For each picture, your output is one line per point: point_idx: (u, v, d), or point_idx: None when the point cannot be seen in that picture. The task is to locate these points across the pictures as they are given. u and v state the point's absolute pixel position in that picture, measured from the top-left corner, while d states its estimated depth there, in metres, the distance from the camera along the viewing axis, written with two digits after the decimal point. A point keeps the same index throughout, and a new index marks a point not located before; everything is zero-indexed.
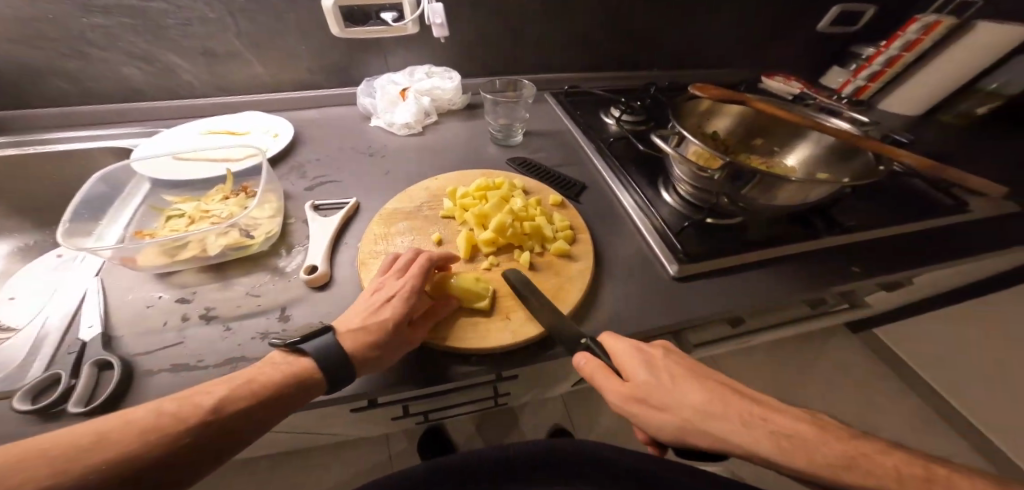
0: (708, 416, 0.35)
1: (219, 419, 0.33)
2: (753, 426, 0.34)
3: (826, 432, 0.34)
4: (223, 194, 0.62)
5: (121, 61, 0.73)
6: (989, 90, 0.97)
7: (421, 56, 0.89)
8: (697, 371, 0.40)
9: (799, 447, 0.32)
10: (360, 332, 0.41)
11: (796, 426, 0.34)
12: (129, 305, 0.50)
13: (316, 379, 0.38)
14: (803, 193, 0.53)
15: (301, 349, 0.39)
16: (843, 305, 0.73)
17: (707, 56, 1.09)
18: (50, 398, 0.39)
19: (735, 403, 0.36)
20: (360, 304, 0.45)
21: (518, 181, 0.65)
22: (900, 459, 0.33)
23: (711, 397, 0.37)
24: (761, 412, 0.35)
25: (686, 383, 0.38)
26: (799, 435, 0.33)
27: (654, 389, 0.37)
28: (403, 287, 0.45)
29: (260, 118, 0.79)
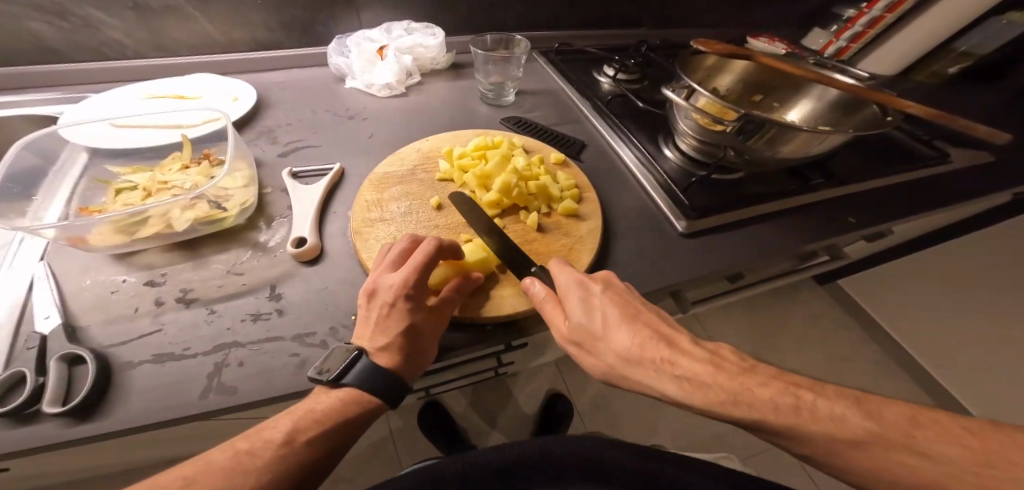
0: (627, 363, 0.36)
1: (297, 451, 0.32)
2: (659, 371, 0.35)
3: (719, 373, 0.34)
4: (182, 163, 0.54)
5: (25, 15, 0.60)
6: (962, 51, 1.06)
7: (397, 9, 0.80)
8: (629, 308, 0.40)
9: (699, 391, 0.33)
10: (387, 346, 0.38)
11: (697, 369, 0.35)
12: (89, 293, 0.44)
13: (374, 402, 0.37)
14: (812, 144, 0.53)
15: (343, 382, 0.36)
16: (824, 257, 0.76)
17: (693, 13, 1.07)
18: (16, 401, 0.34)
19: (647, 347, 0.37)
20: (364, 316, 0.40)
21: (517, 139, 0.62)
22: (776, 392, 0.33)
23: (633, 341, 0.37)
24: (670, 357, 0.36)
25: (611, 324, 0.38)
26: (697, 380, 0.34)
27: (583, 332, 0.38)
28: (401, 283, 0.40)
29: (213, 80, 0.70)
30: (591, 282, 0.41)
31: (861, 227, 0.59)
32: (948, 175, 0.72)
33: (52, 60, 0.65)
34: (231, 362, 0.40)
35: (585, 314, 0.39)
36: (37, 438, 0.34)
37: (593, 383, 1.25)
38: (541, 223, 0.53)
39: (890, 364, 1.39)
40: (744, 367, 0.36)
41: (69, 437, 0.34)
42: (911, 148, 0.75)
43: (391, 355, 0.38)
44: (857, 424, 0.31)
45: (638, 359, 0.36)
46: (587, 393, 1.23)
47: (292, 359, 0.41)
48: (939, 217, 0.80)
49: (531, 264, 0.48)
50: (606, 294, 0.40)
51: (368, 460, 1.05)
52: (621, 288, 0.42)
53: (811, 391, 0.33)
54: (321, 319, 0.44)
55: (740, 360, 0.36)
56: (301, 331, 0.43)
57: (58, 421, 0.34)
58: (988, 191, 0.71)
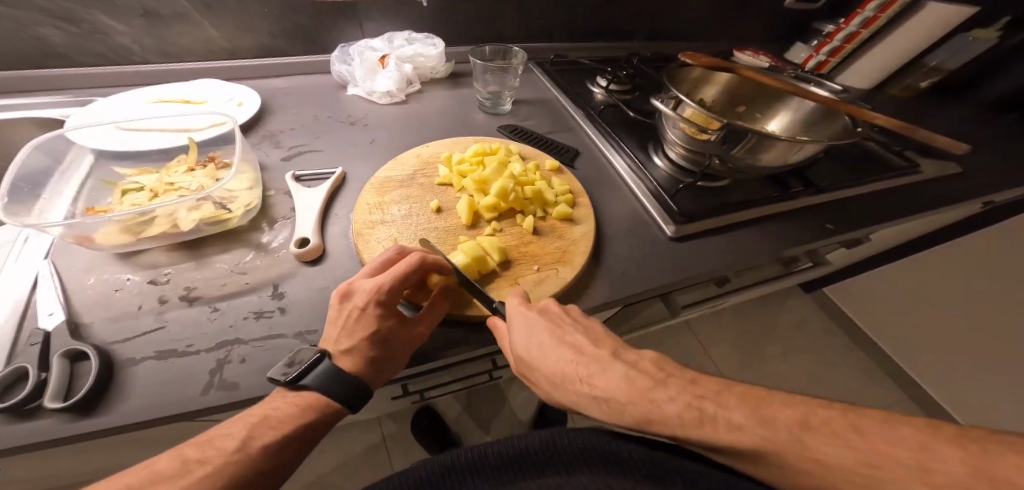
0: (555, 385, 0.40)
1: (251, 454, 0.33)
2: (579, 392, 0.38)
3: (628, 387, 0.37)
4: (188, 165, 0.55)
5: (37, 20, 0.62)
6: (932, 66, 1.12)
7: (400, 20, 0.83)
8: (561, 333, 0.41)
9: (614, 409, 0.36)
10: (350, 350, 0.40)
11: (610, 387, 0.37)
12: (94, 291, 0.45)
13: (331, 405, 0.38)
14: (789, 154, 0.57)
15: (302, 384, 0.37)
16: (808, 263, 0.79)
17: (683, 28, 1.11)
18: (19, 396, 0.35)
19: (570, 370, 0.39)
20: (333, 316, 0.41)
21: (514, 146, 0.65)
22: (682, 406, 0.34)
23: (560, 364, 0.40)
24: (587, 376, 0.39)
25: (541, 351, 0.40)
26: (609, 399, 0.37)
27: (519, 358, 0.42)
28: (375, 288, 0.41)
29: (218, 85, 0.72)
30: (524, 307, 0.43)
31: (841, 233, 0.62)
32: (921, 184, 0.75)
33: (60, 64, 0.67)
34: (232, 359, 0.41)
35: (517, 342, 0.41)
36: (40, 432, 0.34)
37: None
38: (536, 227, 0.55)
39: (875, 370, 1.43)
40: (658, 379, 0.37)
41: (72, 432, 0.35)
42: (886, 157, 0.79)
43: (353, 359, 0.40)
44: (754, 431, 0.31)
45: (563, 382, 0.39)
46: None
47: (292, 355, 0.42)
48: (916, 224, 0.83)
49: (526, 266, 0.50)
50: (539, 318, 0.42)
51: (363, 466, 1.04)
52: (555, 309, 0.44)
53: (712, 403, 0.34)
54: (322, 317, 0.46)
55: (656, 370, 0.38)
56: (302, 329, 0.44)
57: (61, 416, 0.35)
58: (958, 199, 0.75)
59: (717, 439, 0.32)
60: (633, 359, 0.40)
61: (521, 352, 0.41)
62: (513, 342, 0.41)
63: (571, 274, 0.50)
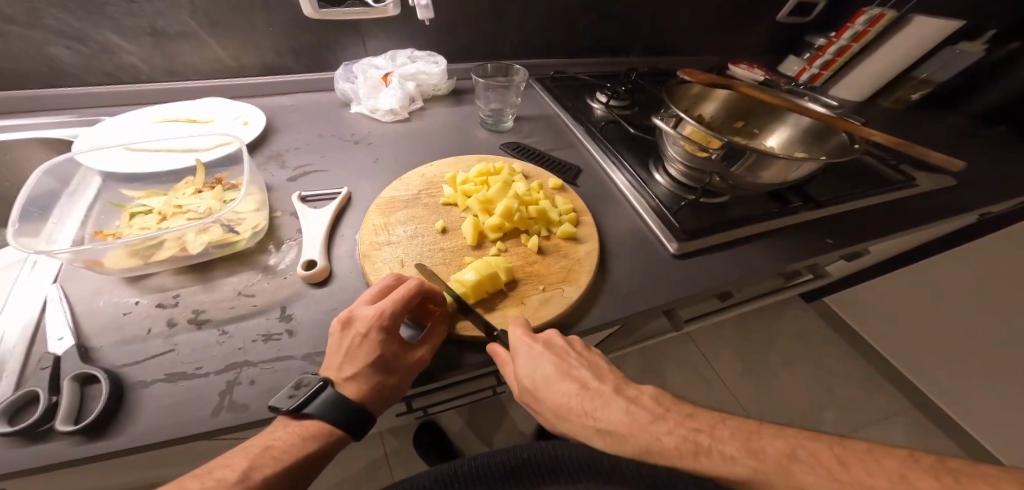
0: (558, 415, 0.41)
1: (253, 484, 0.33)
2: (585, 426, 0.39)
3: (627, 419, 0.38)
4: (195, 187, 0.56)
5: (46, 41, 0.63)
6: (922, 78, 1.14)
7: (401, 39, 0.84)
8: (567, 367, 0.41)
9: (615, 441, 0.37)
10: (354, 377, 0.40)
11: (615, 421, 0.38)
12: (104, 314, 0.45)
13: (335, 432, 0.38)
14: (789, 171, 0.58)
15: (305, 412, 0.37)
16: (807, 275, 0.80)
17: (679, 43, 1.13)
18: (29, 420, 0.35)
19: (575, 403, 0.40)
20: (334, 345, 0.41)
21: (517, 165, 0.66)
22: (677, 438, 0.35)
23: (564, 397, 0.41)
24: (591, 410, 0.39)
25: (545, 386, 0.41)
26: (614, 435, 0.37)
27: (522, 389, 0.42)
28: (377, 315, 0.42)
29: (224, 104, 0.72)
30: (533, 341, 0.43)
31: (840, 247, 0.63)
32: (917, 197, 0.77)
33: (68, 83, 0.68)
34: (241, 380, 0.41)
35: (525, 375, 0.41)
36: (50, 456, 0.35)
37: None
38: (541, 247, 0.55)
39: (876, 377, 1.44)
40: (654, 408, 0.38)
41: (82, 454, 0.35)
42: (882, 172, 0.80)
43: (358, 386, 0.40)
44: (747, 464, 0.32)
45: (566, 413, 0.40)
46: None
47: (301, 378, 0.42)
48: (912, 237, 0.85)
49: (532, 286, 0.51)
50: (545, 352, 0.42)
51: (366, 481, 1.04)
52: (561, 343, 0.44)
53: (707, 436, 0.35)
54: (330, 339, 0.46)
55: (655, 404, 0.39)
56: (312, 350, 0.45)
57: (72, 437, 0.36)
58: (954, 212, 0.76)
59: (706, 469, 0.33)
60: (634, 394, 0.41)
61: (527, 383, 0.42)
62: (522, 374, 0.42)
63: (577, 293, 0.50)
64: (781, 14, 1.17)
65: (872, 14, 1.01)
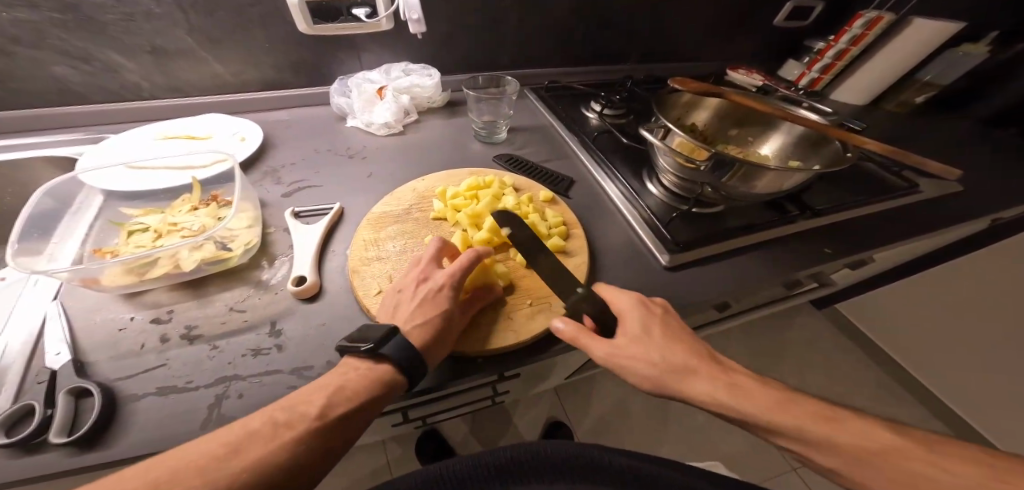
0: (685, 374, 0.42)
1: (251, 460, 0.32)
2: (721, 383, 0.42)
3: (776, 390, 0.42)
4: (191, 204, 0.57)
5: (52, 60, 0.65)
6: (927, 80, 1.12)
7: (396, 53, 0.86)
8: (686, 334, 0.46)
9: (759, 401, 0.41)
10: (422, 325, 0.44)
11: (757, 385, 0.42)
12: (100, 330, 0.46)
13: (396, 380, 0.41)
14: (781, 181, 0.57)
15: (380, 354, 0.40)
16: (811, 283, 0.79)
17: (677, 50, 1.13)
18: (25, 432, 0.36)
19: (704, 365, 0.43)
20: (409, 297, 0.47)
21: (507, 178, 0.66)
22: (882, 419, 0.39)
23: (690, 357, 0.44)
24: (729, 372, 0.43)
25: (671, 344, 0.44)
26: (757, 392, 0.41)
27: (635, 345, 0.44)
28: (443, 277, 0.48)
29: (223, 121, 0.74)
30: (650, 304, 0.48)
31: (840, 257, 0.62)
32: (923, 204, 0.75)
33: (73, 102, 0.70)
34: (230, 394, 0.42)
35: (650, 336, 0.44)
36: (43, 466, 0.35)
37: (592, 408, 1.29)
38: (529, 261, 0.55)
39: (890, 385, 1.40)
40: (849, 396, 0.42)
41: (74, 466, 0.36)
42: (884, 178, 0.79)
43: (424, 335, 0.43)
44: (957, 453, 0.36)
45: (695, 370, 0.43)
46: (588, 418, 1.26)
47: (288, 391, 0.43)
48: (918, 245, 0.83)
49: (519, 301, 0.51)
50: (668, 319, 0.47)
51: None
52: (671, 313, 0.48)
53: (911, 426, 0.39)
54: (317, 353, 0.46)
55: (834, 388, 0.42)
56: (299, 365, 0.45)
57: (63, 448, 0.36)
58: (960, 218, 0.74)
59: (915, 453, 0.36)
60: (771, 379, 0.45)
61: (634, 343, 0.44)
62: (649, 335, 0.44)
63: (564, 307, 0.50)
64: (779, 18, 1.16)
65: (869, 17, 1.00)
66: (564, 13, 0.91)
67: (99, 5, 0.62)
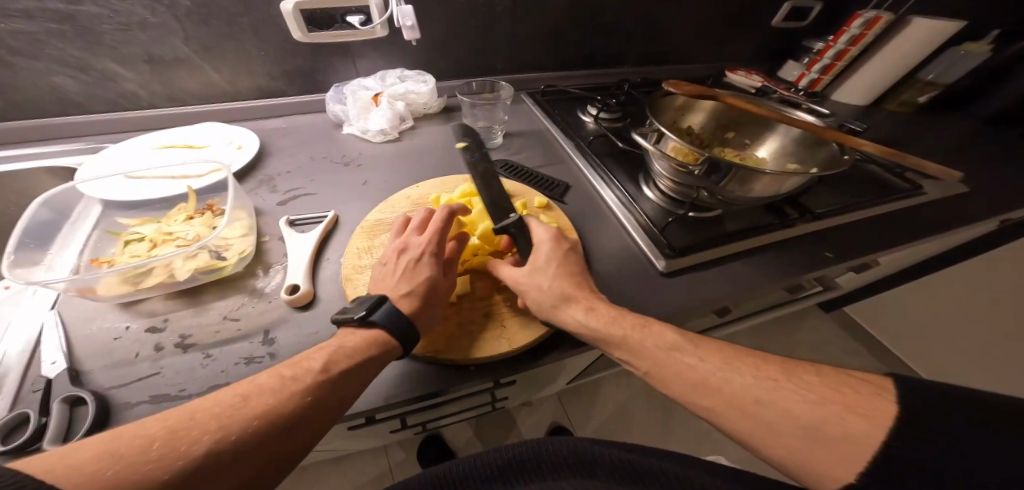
0: (562, 302, 0.46)
1: (250, 418, 0.32)
2: (591, 310, 0.45)
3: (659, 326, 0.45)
4: (186, 213, 0.57)
5: (52, 70, 0.66)
6: (928, 80, 1.11)
7: (391, 60, 0.86)
8: (578, 273, 0.50)
9: (621, 325, 0.44)
10: (409, 293, 0.46)
11: (630, 317, 0.45)
12: (95, 338, 0.46)
13: (391, 344, 0.42)
14: (778, 184, 0.57)
15: (370, 320, 0.42)
16: (814, 286, 0.78)
17: (674, 52, 1.13)
18: (20, 439, 0.36)
19: (586, 295, 0.47)
20: (390, 268, 0.49)
21: (502, 184, 0.66)
22: None
23: (573, 289, 0.47)
24: (607, 303, 0.47)
25: (559, 277, 0.48)
26: (618, 320, 0.45)
27: (526, 276, 0.49)
28: (420, 242, 0.50)
29: (221, 130, 0.74)
30: (557, 245, 0.52)
31: (841, 260, 0.61)
32: (926, 206, 0.74)
33: (74, 112, 0.71)
34: None
35: (540, 270, 0.49)
36: None
37: (595, 413, 1.28)
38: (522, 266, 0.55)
39: None
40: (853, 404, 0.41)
41: None
42: (886, 180, 0.78)
43: (412, 300, 0.45)
44: None
45: (576, 298, 0.46)
46: (591, 423, 1.25)
47: None
48: (923, 248, 0.81)
49: (512, 308, 0.50)
50: (568, 260, 0.51)
51: None
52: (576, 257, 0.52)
53: None
54: None
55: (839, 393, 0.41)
56: None
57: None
58: (965, 219, 0.73)
59: None
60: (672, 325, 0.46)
61: (527, 274, 0.49)
62: (540, 269, 0.49)
63: None
64: (776, 19, 1.15)
65: (867, 16, 0.99)
66: (559, 17, 0.91)
67: (97, 15, 0.63)
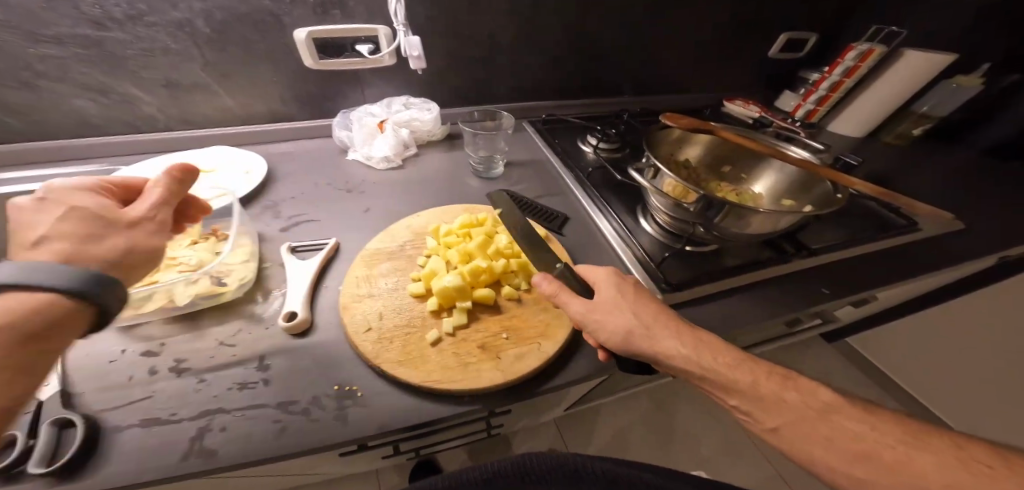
0: (649, 328, 0.43)
1: None
2: (676, 335, 0.43)
3: (748, 359, 0.42)
4: (190, 238, 0.58)
5: (74, 93, 0.68)
6: (923, 112, 1.13)
7: (398, 87, 0.89)
8: (654, 299, 0.48)
9: (706, 350, 0.42)
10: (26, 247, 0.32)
11: (709, 338, 0.43)
12: (90, 362, 0.46)
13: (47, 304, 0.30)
14: (773, 222, 0.57)
15: None
16: (814, 319, 0.77)
17: (672, 84, 1.16)
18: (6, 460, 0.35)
19: (668, 320, 0.45)
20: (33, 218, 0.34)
21: (502, 215, 0.67)
22: None
23: (655, 313, 0.45)
24: (686, 326, 0.44)
25: (636, 304, 0.46)
26: (705, 346, 0.42)
27: (608, 305, 0.46)
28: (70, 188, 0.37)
29: (230, 154, 0.77)
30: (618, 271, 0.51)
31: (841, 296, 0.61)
32: (924, 240, 0.74)
33: (91, 134, 0.74)
34: (213, 427, 0.41)
35: (613, 295, 0.47)
36: None
37: (593, 441, 1.25)
38: (517, 298, 0.55)
39: None
40: None
41: None
42: (883, 216, 0.79)
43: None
44: None
45: (660, 327, 0.44)
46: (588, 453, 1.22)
47: (272, 426, 0.42)
48: (922, 283, 0.81)
49: (506, 340, 0.50)
50: (638, 288, 0.49)
51: None
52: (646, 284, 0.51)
53: None
54: (306, 387, 0.45)
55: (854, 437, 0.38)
56: (284, 399, 0.44)
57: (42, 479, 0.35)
58: (962, 254, 0.74)
59: None
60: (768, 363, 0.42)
61: (604, 301, 0.46)
62: (614, 294, 0.47)
63: (552, 348, 0.49)
64: (773, 51, 1.19)
65: (861, 49, 1.02)
66: (560, 50, 0.95)
67: (123, 41, 0.65)
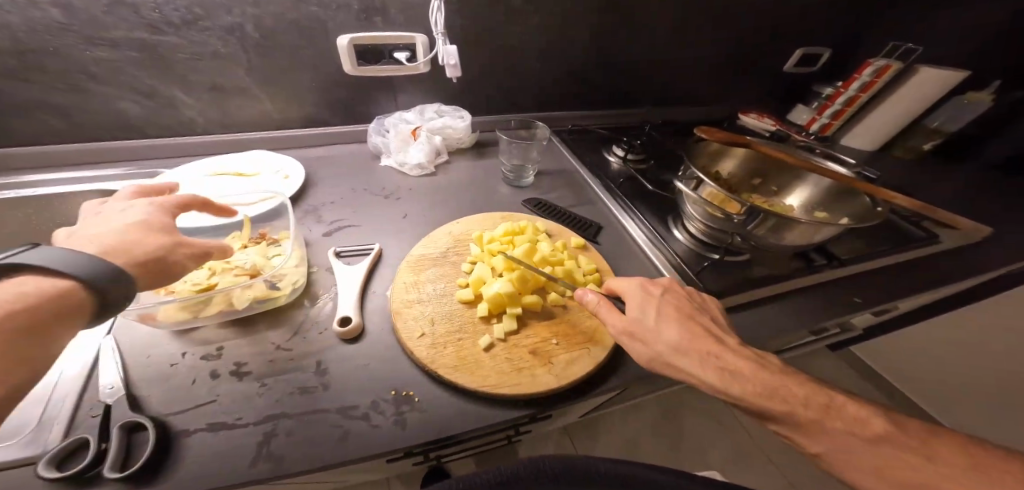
0: (677, 354, 0.45)
1: None
2: (706, 362, 0.43)
3: (779, 375, 0.43)
4: (241, 242, 0.60)
5: (121, 95, 0.70)
6: (934, 127, 1.17)
7: (429, 95, 0.91)
8: (686, 319, 0.48)
9: (736, 378, 0.42)
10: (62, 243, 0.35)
11: (739, 363, 0.43)
12: (151, 366, 0.47)
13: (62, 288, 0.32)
14: (811, 234, 0.60)
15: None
16: (835, 329, 0.79)
17: (690, 95, 1.19)
18: (82, 463, 0.36)
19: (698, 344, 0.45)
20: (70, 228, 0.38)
21: (540, 223, 0.69)
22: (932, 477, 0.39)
23: (685, 337, 0.46)
24: (716, 351, 0.44)
25: (665, 328, 0.47)
26: (735, 373, 0.42)
27: (639, 326, 0.47)
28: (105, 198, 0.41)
29: (269, 159, 0.78)
30: (652, 287, 0.52)
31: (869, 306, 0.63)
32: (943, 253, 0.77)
33: (132, 136, 0.75)
34: (278, 432, 0.42)
35: (642, 317, 0.48)
36: None
37: (605, 448, 1.26)
38: (563, 304, 0.57)
39: None
40: None
41: None
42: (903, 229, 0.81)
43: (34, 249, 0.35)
44: None
45: (689, 351, 0.44)
46: None
47: (334, 429, 0.43)
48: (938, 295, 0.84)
49: (558, 346, 0.52)
50: (670, 308, 0.49)
51: None
52: (680, 300, 0.51)
53: None
54: (364, 391, 0.47)
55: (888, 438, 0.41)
56: (344, 404, 0.45)
57: (117, 481, 0.36)
58: (979, 267, 0.76)
59: None
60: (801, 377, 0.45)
61: (634, 323, 0.48)
62: (643, 316, 0.48)
63: (602, 354, 0.51)
64: (788, 65, 1.22)
65: (878, 65, 1.06)
66: (586, 61, 0.98)
67: (175, 46, 0.67)
